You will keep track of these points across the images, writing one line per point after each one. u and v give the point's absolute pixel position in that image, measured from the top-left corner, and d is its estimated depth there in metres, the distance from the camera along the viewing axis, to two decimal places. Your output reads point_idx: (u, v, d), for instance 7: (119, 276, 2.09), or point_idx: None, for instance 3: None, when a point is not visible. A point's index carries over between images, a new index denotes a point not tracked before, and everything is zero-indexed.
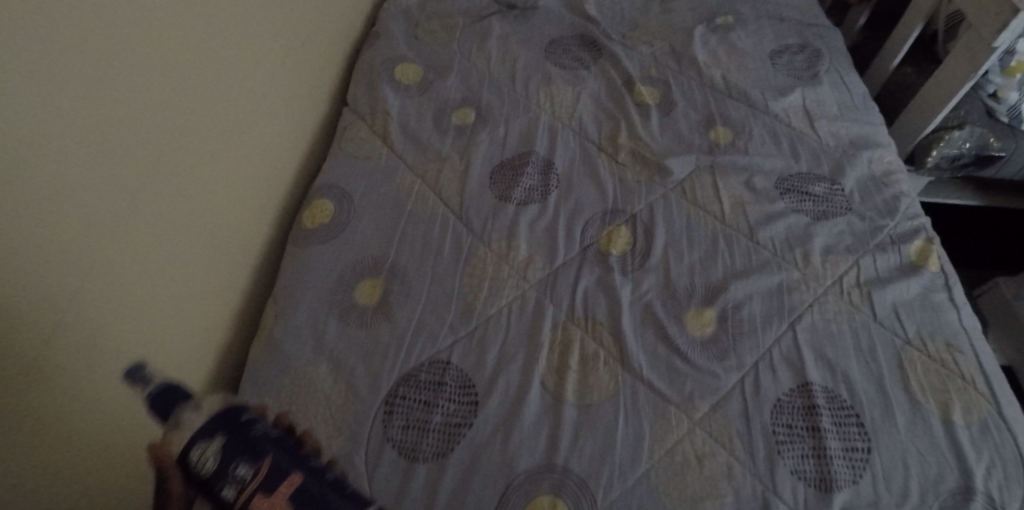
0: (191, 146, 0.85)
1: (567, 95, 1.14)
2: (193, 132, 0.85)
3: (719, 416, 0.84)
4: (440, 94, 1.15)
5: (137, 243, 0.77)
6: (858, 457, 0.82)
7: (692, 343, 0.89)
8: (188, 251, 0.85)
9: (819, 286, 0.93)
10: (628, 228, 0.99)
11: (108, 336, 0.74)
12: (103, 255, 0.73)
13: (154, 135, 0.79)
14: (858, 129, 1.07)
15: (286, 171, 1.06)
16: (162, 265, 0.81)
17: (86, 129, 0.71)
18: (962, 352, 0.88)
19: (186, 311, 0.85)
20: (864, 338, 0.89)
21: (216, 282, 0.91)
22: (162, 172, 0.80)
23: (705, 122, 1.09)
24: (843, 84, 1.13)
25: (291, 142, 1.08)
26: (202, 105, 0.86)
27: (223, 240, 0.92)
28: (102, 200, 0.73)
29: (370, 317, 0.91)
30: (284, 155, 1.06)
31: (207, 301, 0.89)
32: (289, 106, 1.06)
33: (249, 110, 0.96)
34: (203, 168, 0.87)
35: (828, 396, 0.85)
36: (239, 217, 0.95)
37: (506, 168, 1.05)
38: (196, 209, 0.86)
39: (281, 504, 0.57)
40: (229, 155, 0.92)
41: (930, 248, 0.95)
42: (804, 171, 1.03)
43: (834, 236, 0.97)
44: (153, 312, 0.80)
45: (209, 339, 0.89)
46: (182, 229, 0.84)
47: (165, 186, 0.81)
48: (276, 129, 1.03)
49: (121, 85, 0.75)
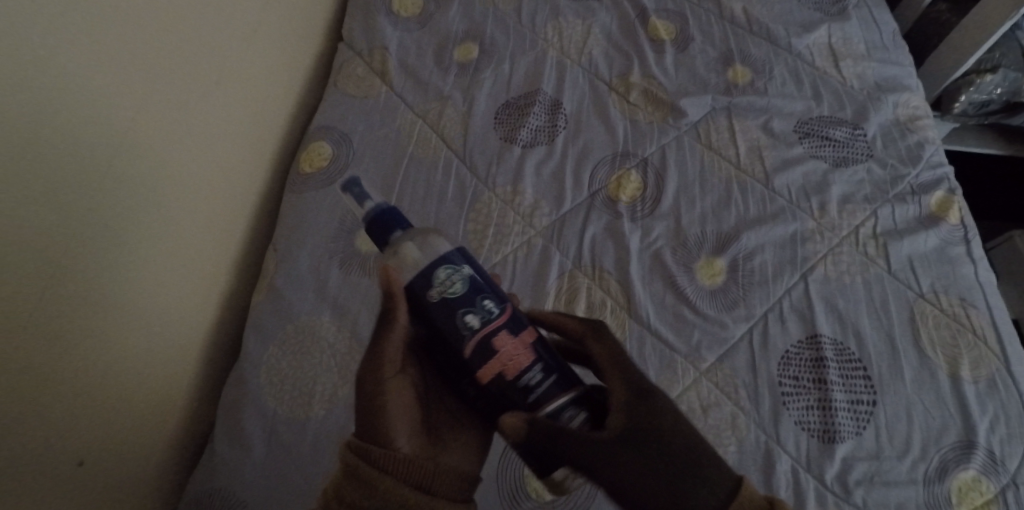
0: (171, 97, 0.82)
1: (576, 28, 1.08)
2: (174, 82, 0.83)
3: (726, 367, 0.84)
4: (442, 27, 1.09)
5: (127, 198, 0.76)
6: (863, 410, 0.81)
7: (701, 294, 0.88)
8: (177, 204, 0.84)
9: (834, 236, 0.91)
10: (638, 172, 0.96)
11: (125, 303, 0.76)
12: (95, 211, 0.72)
13: (135, 86, 0.77)
14: (885, 70, 1.02)
15: (278, 119, 1.05)
16: (154, 220, 0.80)
17: (65, 83, 0.69)
18: (975, 306, 0.86)
19: (180, 268, 0.85)
20: (877, 291, 0.87)
21: (220, 245, 0.92)
22: (146, 125, 0.79)
23: (723, 60, 1.04)
24: (873, 20, 1.07)
25: (280, 88, 1.05)
26: (181, 53, 0.84)
27: (213, 193, 0.91)
28: (91, 157, 0.71)
29: (373, 264, 0.91)
30: (271, 103, 1.03)
31: (200, 256, 0.89)
32: (281, 55, 1.04)
33: (231, 57, 0.93)
34: (186, 118, 0.85)
35: (837, 349, 0.84)
36: (227, 169, 0.93)
37: (512, 109, 1.01)
38: (182, 162, 0.84)
39: (524, 347, 0.58)
40: (211, 104, 0.89)
41: (951, 201, 0.92)
42: (825, 114, 0.99)
43: (853, 184, 0.94)
44: (166, 279, 0.82)
45: (204, 295, 0.89)
46: (170, 181, 0.83)
47: (150, 138, 0.79)
48: (261, 77, 1.00)
49: (99, 36, 0.72)
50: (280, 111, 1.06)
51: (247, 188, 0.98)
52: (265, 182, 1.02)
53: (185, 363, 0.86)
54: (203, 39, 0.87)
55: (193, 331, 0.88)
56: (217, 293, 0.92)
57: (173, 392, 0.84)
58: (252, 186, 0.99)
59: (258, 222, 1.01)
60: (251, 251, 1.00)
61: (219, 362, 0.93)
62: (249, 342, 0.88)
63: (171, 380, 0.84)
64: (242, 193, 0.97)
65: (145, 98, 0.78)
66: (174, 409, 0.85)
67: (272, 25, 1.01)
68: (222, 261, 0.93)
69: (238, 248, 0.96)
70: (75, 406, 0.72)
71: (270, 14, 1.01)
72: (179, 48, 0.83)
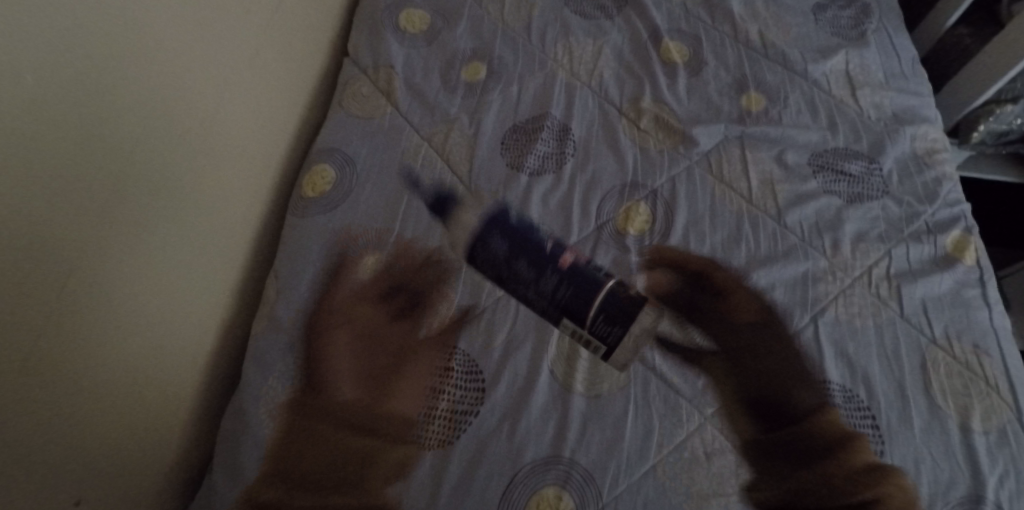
0: (176, 123, 0.82)
1: (587, 50, 1.07)
2: (178, 107, 0.82)
3: (730, 412, 0.82)
4: (448, 45, 1.08)
5: (128, 228, 0.76)
6: (870, 460, 0.79)
7: (708, 334, 0.86)
8: (181, 231, 0.84)
9: (846, 277, 0.89)
10: (647, 204, 0.94)
11: (123, 338, 0.76)
12: (95, 244, 0.72)
13: (140, 114, 0.76)
14: (903, 100, 1.00)
15: (281, 140, 1.03)
16: (156, 248, 0.80)
17: (73, 115, 0.68)
18: (989, 353, 0.84)
19: (184, 296, 0.85)
20: (888, 335, 0.85)
21: (218, 270, 0.91)
22: (150, 152, 0.78)
23: (737, 86, 1.02)
24: (890, 47, 1.06)
25: (285, 108, 1.04)
26: (187, 78, 0.83)
27: (217, 218, 0.90)
28: (90, 189, 0.71)
29: (377, 295, 0.90)
30: (275, 124, 1.01)
31: (204, 283, 0.88)
32: (287, 76, 1.03)
33: (236, 79, 0.92)
34: (192, 143, 0.84)
35: (845, 395, 0.82)
36: (232, 193, 0.92)
37: (521, 133, 0.99)
38: (186, 188, 0.84)
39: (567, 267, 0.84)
40: (216, 127, 0.89)
41: (968, 242, 0.90)
42: (840, 147, 0.97)
43: (866, 222, 0.92)
44: (164, 311, 0.82)
45: (206, 323, 0.89)
46: (173, 208, 0.82)
47: (153, 164, 0.79)
48: (265, 99, 0.99)
49: (109, 64, 0.72)
50: (285, 131, 1.04)
51: (250, 212, 0.97)
52: (268, 204, 1.01)
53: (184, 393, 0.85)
54: (210, 63, 0.86)
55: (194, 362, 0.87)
56: (218, 321, 0.91)
57: (171, 423, 0.84)
58: (254, 210, 0.98)
59: (261, 247, 1.00)
60: (253, 276, 0.98)
61: (218, 391, 0.92)
62: (248, 372, 0.87)
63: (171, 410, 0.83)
64: (246, 217, 0.96)
65: (149, 125, 0.78)
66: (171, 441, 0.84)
67: (277, 44, 1.00)
68: (225, 288, 0.92)
69: (241, 274, 0.95)
70: (75, 431, 0.71)
71: (275, 32, 0.99)
72: (185, 74, 0.83)
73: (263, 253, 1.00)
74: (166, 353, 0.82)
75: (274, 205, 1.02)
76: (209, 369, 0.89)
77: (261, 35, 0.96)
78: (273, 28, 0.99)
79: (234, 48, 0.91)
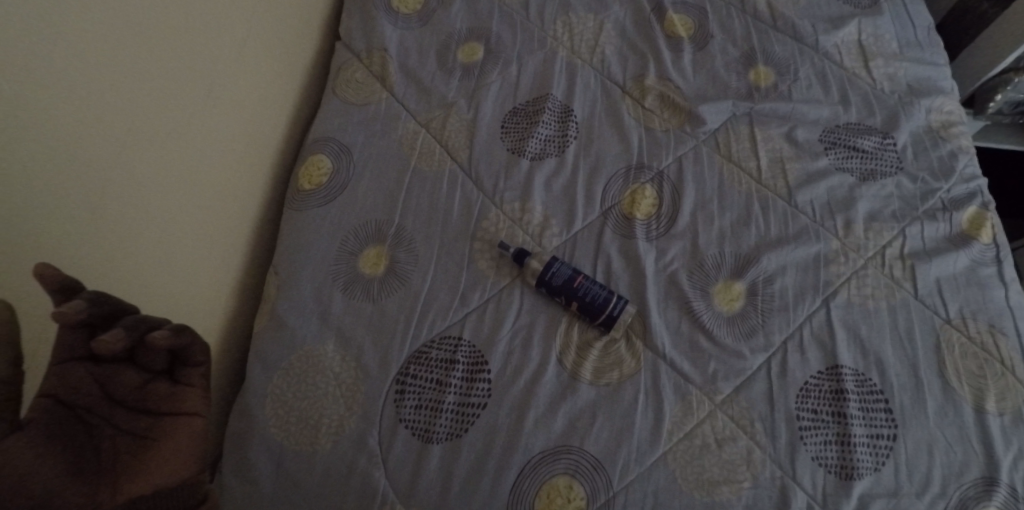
0: (147, 98, 0.77)
1: (588, 26, 1.07)
2: (151, 82, 0.78)
3: (743, 399, 0.79)
4: (444, 25, 1.08)
5: (102, 200, 0.72)
6: (883, 445, 0.75)
7: (718, 321, 0.83)
8: (160, 217, 0.80)
9: (859, 258, 0.86)
10: (653, 187, 0.93)
11: (143, 298, 0.77)
12: (66, 226, 0.68)
13: (126, 59, 0.75)
14: (918, 71, 0.99)
15: (280, 108, 1.02)
16: (131, 232, 0.76)
17: (68, 77, 0.69)
18: (1005, 333, 0.81)
19: (185, 259, 0.84)
20: (902, 317, 0.82)
21: (226, 229, 0.91)
22: (127, 105, 0.75)
23: (745, 60, 1.02)
24: (905, 15, 1.04)
25: (278, 85, 1.01)
26: (162, 54, 0.79)
27: (215, 180, 0.88)
28: (55, 170, 0.67)
29: (378, 288, 0.88)
30: (269, 95, 0.99)
31: (214, 242, 0.89)
32: (284, 47, 1.02)
33: (230, 41, 0.90)
34: (172, 113, 0.81)
35: (857, 379, 0.79)
36: (237, 154, 0.93)
37: (521, 117, 0.99)
38: (164, 168, 0.80)
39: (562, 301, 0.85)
40: (218, 85, 0.88)
41: (984, 218, 0.87)
42: (853, 122, 0.95)
43: (880, 201, 0.89)
44: (180, 271, 0.83)
45: (205, 326, 0.87)
46: (165, 162, 0.80)
47: (154, 117, 0.78)
48: (263, 62, 0.97)
49: (105, 31, 0.72)
50: (281, 110, 1.03)
51: (242, 209, 0.94)
52: (263, 197, 0.99)
53: None
54: (188, 43, 0.82)
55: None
56: (216, 323, 0.89)
57: None
58: (249, 207, 0.96)
59: (257, 245, 0.98)
60: (250, 275, 0.96)
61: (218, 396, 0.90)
62: (252, 370, 0.86)
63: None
64: (238, 213, 0.93)
65: (113, 99, 0.73)
66: None
67: (269, 12, 0.98)
68: (231, 253, 0.92)
69: (241, 256, 0.94)
70: None
71: (263, 18, 0.97)
72: (157, 48, 0.78)
73: (259, 251, 0.98)
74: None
75: (273, 182, 1.01)
76: (218, 350, 0.90)
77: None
78: (260, 14, 0.96)
79: (216, 30, 0.87)
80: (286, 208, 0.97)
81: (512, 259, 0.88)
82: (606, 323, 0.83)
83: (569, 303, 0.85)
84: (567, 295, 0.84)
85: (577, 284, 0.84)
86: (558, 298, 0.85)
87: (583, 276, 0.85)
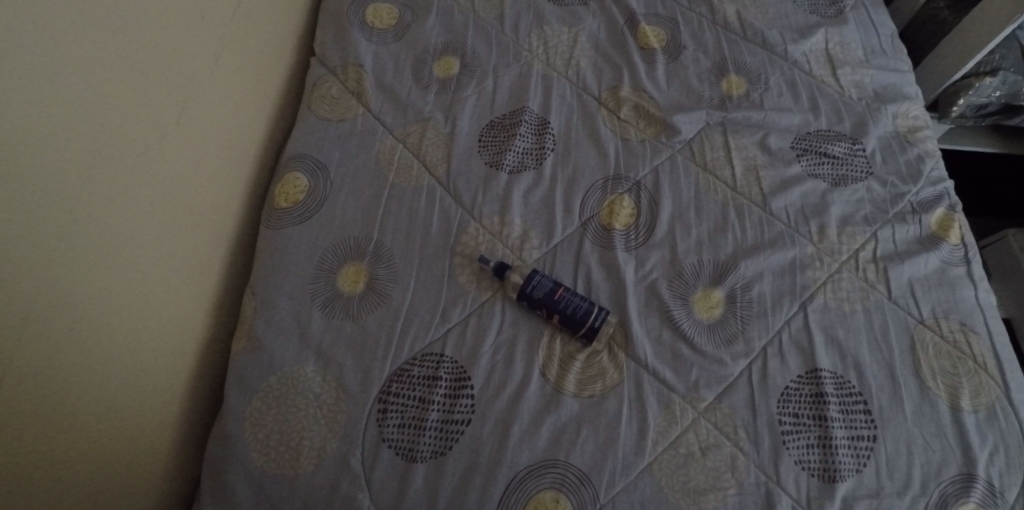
0: (113, 129, 0.76)
1: (563, 38, 1.08)
2: (117, 111, 0.76)
3: (725, 406, 0.80)
4: (419, 40, 1.09)
5: (78, 214, 0.72)
6: (864, 446, 0.77)
7: (698, 328, 0.84)
8: (128, 249, 0.78)
9: (834, 262, 0.87)
10: (631, 197, 0.93)
11: (119, 313, 0.77)
12: (33, 261, 0.67)
13: (106, 72, 0.75)
14: (883, 78, 1.01)
15: (259, 124, 1.02)
16: (100, 263, 0.74)
17: (50, 92, 0.69)
18: (976, 332, 0.83)
19: (166, 273, 0.83)
20: (876, 319, 0.84)
21: (206, 246, 0.90)
22: (108, 118, 0.75)
23: (717, 70, 1.03)
24: (870, 23, 1.07)
25: (256, 100, 1.01)
26: (127, 79, 0.78)
27: (196, 194, 0.88)
28: (24, 200, 0.67)
29: (358, 307, 0.87)
30: (248, 112, 0.99)
31: (195, 257, 0.88)
32: (261, 62, 1.02)
33: (211, 56, 0.91)
34: (153, 127, 0.81)
35: (837, 382, 0.80)
36: (217, 168, 0.92)
37: (498, 130, 0.99)
38: (139, 191, 0.79)
39: (543, 314, 0.85)
40: (200, 100, 0.89)
41: (952, 219, 0.89)
42: (822, 129, 0.97)
43: (852, 205, 0.91)
44: (159, 285, 0.82)
45: (177, 359, 0.85)
46: (144, 175, 0.80)
47: (134, 129, 0.78)
48: (242, 78, 0.98)
49: (86, 47, 0.73)
50: (258, 125, 1.02)
51: (216, 234, 0.92)
52: (240, 216, 0.97)
53: (175, 384, 0.84)
54: (170, 59, 0.83)
55: (166, 405, 0.83)
56: (195, 345, 0.88)
57: (164, 409, 0.83)
58: (222, 234, 0.93)
59: (234, 269, 0.96)
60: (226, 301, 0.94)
61: (194, 423, 0.88)
62: (230, 394, 0.84)
63: (147, 453, 0.81)
64: (212, 238, 0.91)
65: (76, 127, 0.72)
66: (172, 415, 0.84)
67: (247, 29, 0.98)
68: (212, 269, 0.91)
69: (220, 271, 0.93)
70: (80, 409, 0.72)
71: (231, 40, 0.95)
72: (119, 73, 0.77)
73: (236, 273, 0.96)
74: (133, 399, 0.78)
75: (251, 197, 1.00)
76: (196, 370, 0.88)
77: (237, 17, 0.96)
78: (236, 37, 0.96)
79: (184, 53, 0.85)
80: (263, 222, 0.96)
81: (493, 274, 0.88)
82: (588, 335, 0.83)
83: (550, 316, 0.84)
84: (547, 309, 0.84)
85: (556, 297, 0.84)
86: (539, 312, 0.85)
87: (564, 288, 0.85)
